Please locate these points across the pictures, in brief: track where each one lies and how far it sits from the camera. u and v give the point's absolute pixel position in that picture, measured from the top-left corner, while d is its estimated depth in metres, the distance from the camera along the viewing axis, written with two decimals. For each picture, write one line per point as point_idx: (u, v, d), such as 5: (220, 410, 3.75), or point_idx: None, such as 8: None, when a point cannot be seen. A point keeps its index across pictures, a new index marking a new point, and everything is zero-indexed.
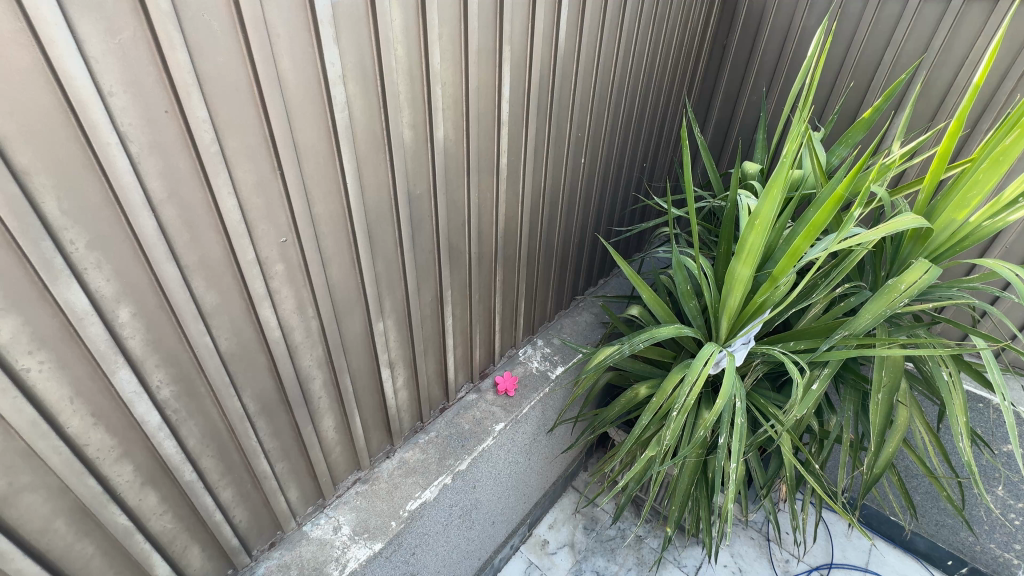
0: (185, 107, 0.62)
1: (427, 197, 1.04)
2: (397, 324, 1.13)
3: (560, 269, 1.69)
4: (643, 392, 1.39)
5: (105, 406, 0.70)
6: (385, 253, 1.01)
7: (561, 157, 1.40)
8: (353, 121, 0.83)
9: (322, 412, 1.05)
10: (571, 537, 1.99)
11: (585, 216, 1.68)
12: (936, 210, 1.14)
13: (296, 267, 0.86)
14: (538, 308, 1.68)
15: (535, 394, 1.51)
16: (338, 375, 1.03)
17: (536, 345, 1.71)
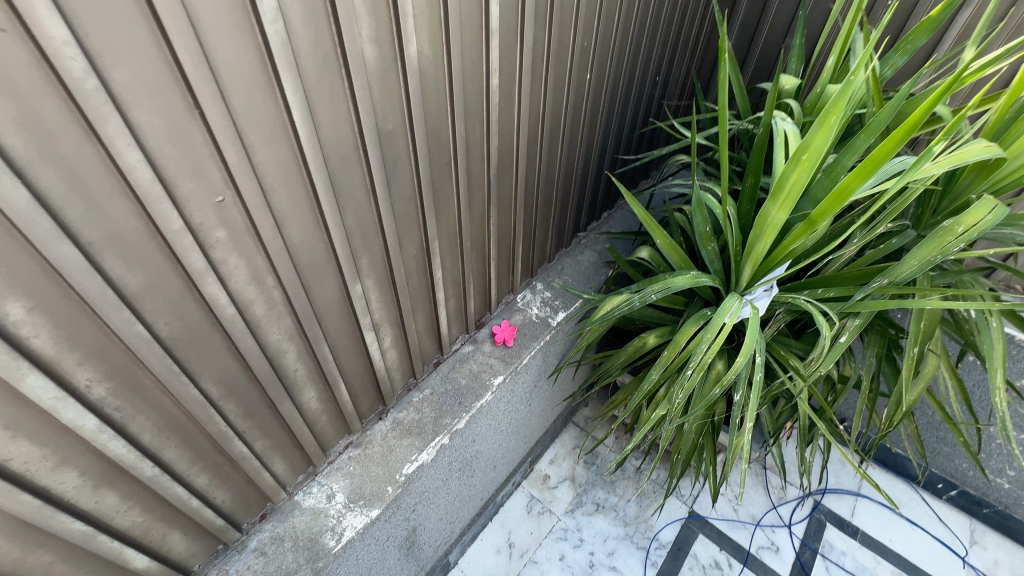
0: (33, 25, 0.43)
1: (401, 133, 0.85)
2: (378, 284, 0.99)
3: (561, 204, 1.51)
4: (651, 341, 1.30)
5: (24, 416, 0.58)
6: (355, 205, 0.84)
7: (563, 74, 1.18)
8: (293, 37, 0.62)
9: (300, 385, 0.94)
10: (571, 471, 2.01)
11: (590, 142, 1.47)
12: (1010, 133, 0.95)
13: (243, 231, 0.70)
14: (537, 249, 1.53)
15: (535, 344, 1.41)
16: (314, 346, 0.91)
17: (536, 289, 1.58)
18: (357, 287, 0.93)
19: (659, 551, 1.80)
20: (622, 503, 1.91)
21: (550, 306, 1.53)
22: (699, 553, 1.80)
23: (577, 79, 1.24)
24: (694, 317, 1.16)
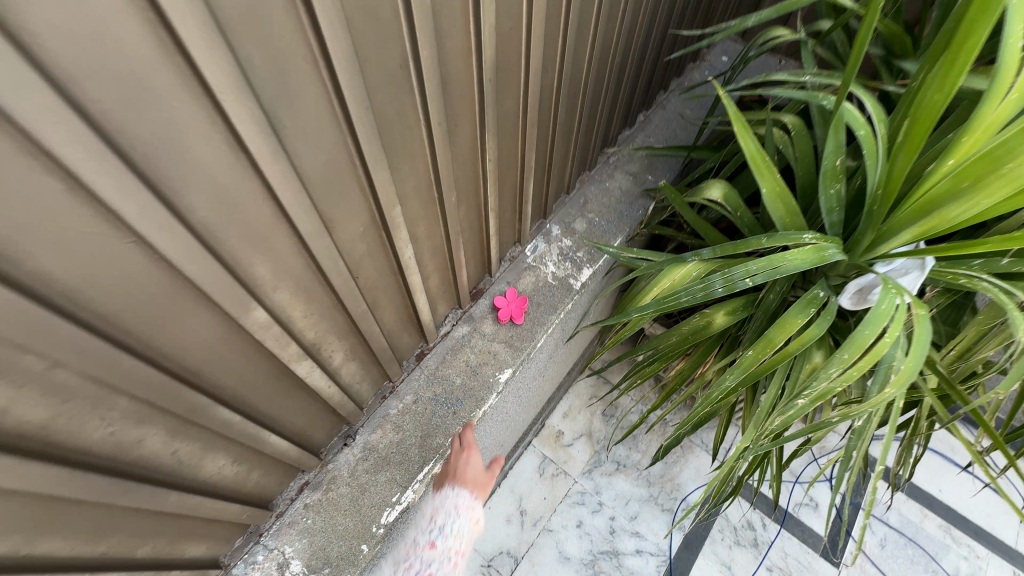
0: None
1: (285, 10, 0.38)
2: (299, 295, 0.58)
3: (588, 112, 1.03)
4: (719, 321, 0.92)
5: None
6: (211, 176, 0.41)
7: None
8: None
9: (193, 462, 0.58)
10: (588, 426, 1.77)
11: (635, 8, 0.94)
12: None
13: None
14: (554, 180, 1.08)
15: (553, 319, 1.04)
16: (200, 416, 0.53)
17: (552, 235, 1.15)
18: (258, 312, 0.52)
19: (687, 513, 1.62)
20: (645, 461, 1.70)
21: (571, 260, 1.12)
22: (730, 513, 1.63)
23: None
24: (802, 301, 0.77)
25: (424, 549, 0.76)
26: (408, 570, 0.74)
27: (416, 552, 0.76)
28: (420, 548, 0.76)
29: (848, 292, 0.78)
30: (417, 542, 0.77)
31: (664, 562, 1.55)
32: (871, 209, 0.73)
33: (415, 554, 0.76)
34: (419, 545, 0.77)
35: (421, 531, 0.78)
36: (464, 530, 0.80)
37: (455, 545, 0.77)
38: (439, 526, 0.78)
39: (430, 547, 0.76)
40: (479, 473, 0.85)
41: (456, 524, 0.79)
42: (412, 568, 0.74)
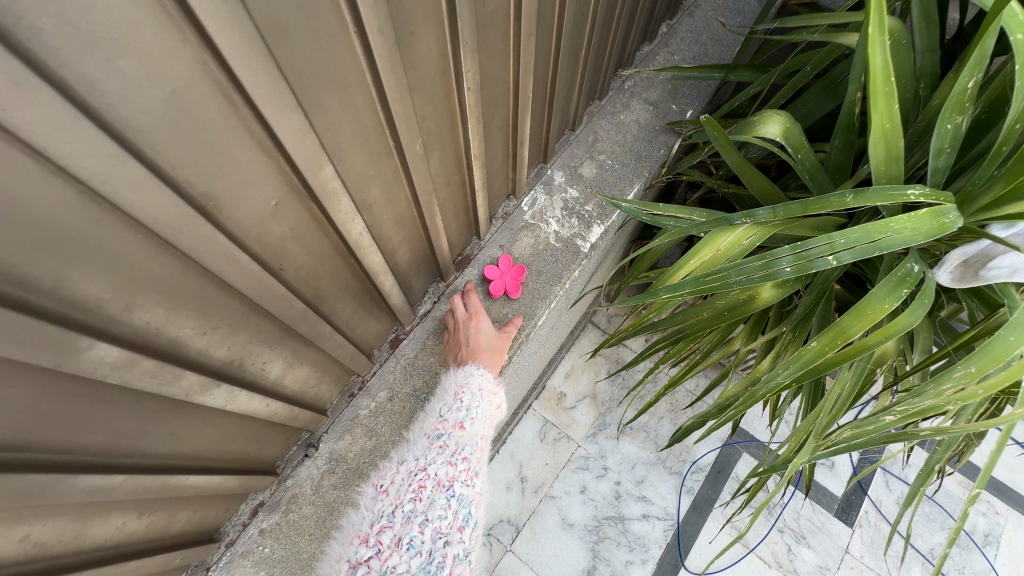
0: None
1: None
2: (183, 309, 0.38)
3: (602, 18, 0.77)
4: (767, 297, 0.73)
5: None
6: None
7: None
8: None
9: (66, 539, 0.42)
10: (592, 387, 1.64)
11: None
12: None
13: None
14: (557, 113, 0.84)
15: (556, 291, 0.85)
16: (48, 496, 0.36)
17: (554, 183, 0.93)
18: (104, 350, 0.33)
19: (697, 475, 1.54)
20: (653, 423, 1.60)
21: (577, 216, 0.90)
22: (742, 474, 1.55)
23: None
24: (889, 279, 0.58)
25: (454, 427, 0.66)
26: (441, 449, 0.63)
27: (444, 429, 0.65)
28: (449, 427, 0.66)
29: (949, 264, 0.60)
30: (445, 420, 0.66)
31: (671, 527, 1.48)
32: (997, 153, 0.53)
33: (444, 432, 0.65)
34: (446, 423, 0.66)
35: (447, 410, 0.68)
36: (489, 414, 0.70)
37: (482, 429, 0.68)
38: (467, 406, 0.68)
39: (461, 428, 0.66)
40: (498, 339, 0.74)
41: (481, 404, 0.70)
42: (446, 445, 0.64)
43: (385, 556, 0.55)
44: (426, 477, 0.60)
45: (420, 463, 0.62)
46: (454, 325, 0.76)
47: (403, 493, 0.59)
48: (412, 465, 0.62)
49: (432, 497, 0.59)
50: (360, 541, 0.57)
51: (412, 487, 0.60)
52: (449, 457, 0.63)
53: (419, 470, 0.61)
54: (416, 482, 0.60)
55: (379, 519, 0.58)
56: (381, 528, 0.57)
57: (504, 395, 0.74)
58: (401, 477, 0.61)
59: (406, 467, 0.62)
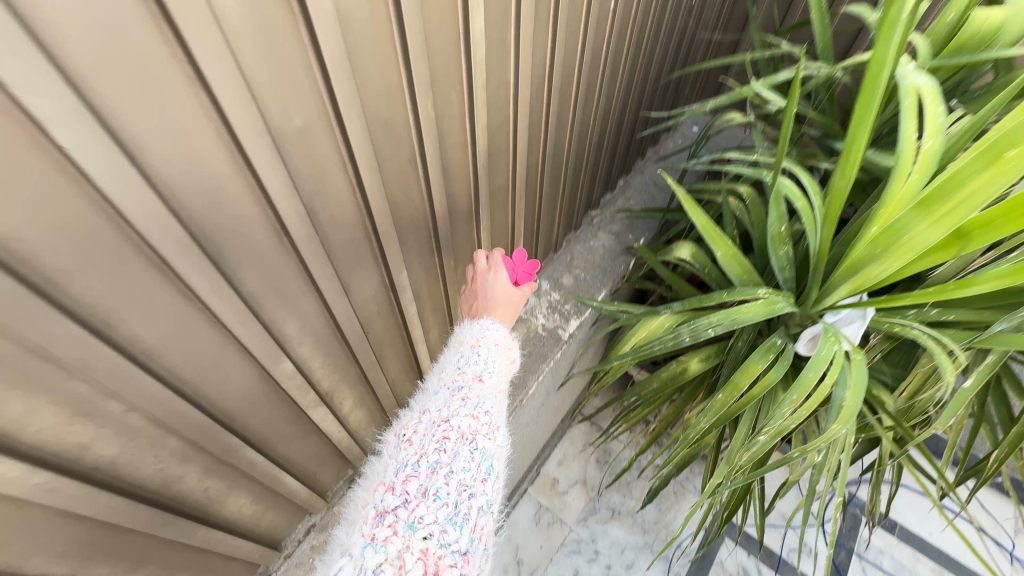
0: None
1: (323, 130, 0.51)
2: (321, 349, 0.68)
3: (570, 185, 1.17)
4: (694, 368, 1.01)
5: None
6: (257, 256, 0.51)
7: (579, 5, 0.81)
8: None
9: (219, 500, 0.66)
10: (583, 473, 1.81)
11: (609, 95, 1.10)
12: None
13: (27, 359, 0.38)
14: (542, 240, 1.20)
15: (544, 367, 1.13)
16: (230, 456, 0.62)
17: (541, 289, 1.26)
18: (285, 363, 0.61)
19: (682, 561, 1.63)
20: (639, 508, 1.73)
21: (560, 312, 1.22)
22: (725, 560, 1.64)
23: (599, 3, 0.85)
24: (760, 349, 0.87)
25: (473, 380, 0.72)
26: (463, 400, 0.68)
27: (463, 381, 0.71)
28: (468, 379, 0.72)
29: (804, 340, 0.88)
30: (463, 372, 0.73)
31: None
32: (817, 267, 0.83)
33: (463, 383, 0.71)
34: (464, 376, 0.72)
35: (464, 363, 0.74)
36: (502, 367, 0.77)
37: (497, 381, 0.74)
38: (483, 361, 0.75)
39: (479, 381, 0.72)
40: (513, 295, 0.84)
41: (496, 357, 0.76)
42: (467, 398, 0.69)
43: (412, 506, 0.57)
44: (449, 428, 0.65)
45: (443, 414, 0.67)
46: (475, 278, 0.88)
47: (428, 442, 0.63)
48: (435, 415, 0.67)
49: (457, 448, 0.63)
50: (386, 491, 0.60)
51: (436, 437, 0.64)
52: (471, 409, 0.68)
53: (443, 421, 0.65)
54: (440, 431, 0.64)
55: (404, 469, 0.62)
56: (407, 476, 0.60)
57: (515, 349, 0.82)
58: (425, 427, 0.65)
59: (428, 417, 0.67)
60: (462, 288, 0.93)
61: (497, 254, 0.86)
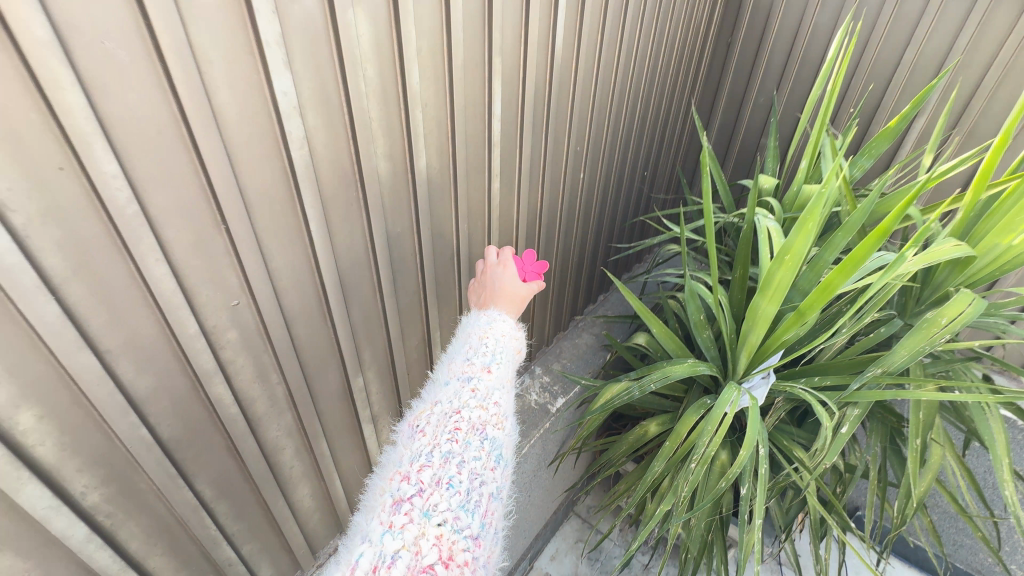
0: (87, 161, 0.48)
1: (409, 235, 0.91)
2: (379, 376, 1.00)
3: (558, 293, 1.57)
4: (653, 430, 1.26)
5: (11, 528, 0.56)
6: (361, 300, 0.88)
7: (559, 175, 1.30)
8: (316, 158, 0.69)
9: (294, 481, 0.92)
10: (574, 568, 1.88)
11: (585, 233, 1.57)
12: (975, 233, 1.04)
13: (254, 333, 0.72)
14: (536, 333, 1.56)
15: (534, 432, 1.40)
16: (312, 441, 0.90)
17: (534, 374, 1.58)
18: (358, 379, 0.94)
19: None
20: None
21: (549, 391, 1.53)
22: None
23: (572, 176, 1.35)
24: (695, 404, 1.16)
25: (481, 371, 0.77)
26: (472, 392, 0.75)
27: (473, 374, 0.77)
28: (477, 371, 0.77)
29: None
30: (472, 364, 0.78)
31: None
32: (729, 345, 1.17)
33: (472, 376, 0.76)
34: (473, 368, 0.77)
35: (473, 355, 0.80)
36: (510, 356, 0.82)
37: (505, 371, 0.79)
38: (491, 353, 0.79)
39: (487, 372, 0.77)
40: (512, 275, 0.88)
41: (503, 348, 0.80)
42: (477, 389, 0.75)
43: (426, 494, 0.65)
44: (460, 420, 0.71)
45: (454, 406, 0.73)
46: (486, 271, 0.94)
47: (439, 434, 0.70)
48: (446, 407, 0.73)
49: (467, 439, 0.70)
50: (403, 480, 0.67)
51: (449, 428, 0.70)
52: (481, 400, 0.74)
53: (454, 413, 0.72)
54: (452, 423, 0.71)
55: (418, 459, 0.69)
56: (422, 466, 0.67)
57: (522, 339, 0.86)
58: (437, 418, 0.72)
59: (440, 408, 0.74)
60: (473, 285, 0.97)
61: (508, 250, 0.93)
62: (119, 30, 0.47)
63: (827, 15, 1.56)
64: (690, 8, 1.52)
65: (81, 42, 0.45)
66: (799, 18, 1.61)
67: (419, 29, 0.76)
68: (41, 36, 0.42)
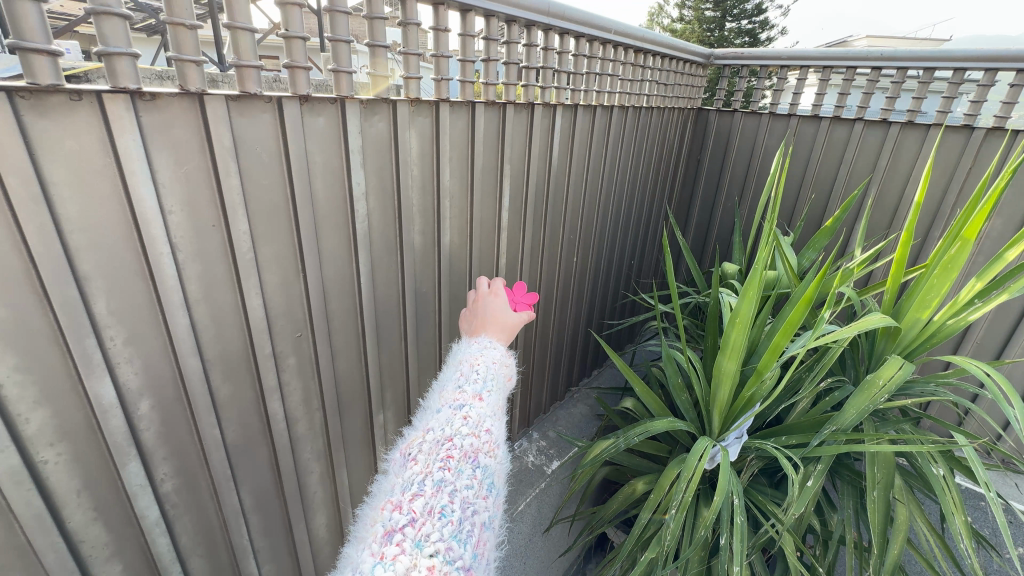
0: (231, 221, 0.72)
1: (431, 295, 1.14)
2: (395, 416, 1.16)
3: (554, 363, 1.75)
4: (640, 488, 1.34)
5: (108, 499, 0.70)
6: (390, 345, 1.08)
7: (556, 258, 1.55)
8: (371, 229, 0.94)
9: (314, 506, 1.03)
10: None
11: (579, 310, 1.79)
12: (901, 309, 1.24)
13: (307, 362, 0.91)
14: (533, 400, 1.71)
15: (530, 490, 1.54)
16: (335, 468, 1.04)
17: (533, 438, 1.74)
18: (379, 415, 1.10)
19: None
20: None
21: (546, 454, 1.68)
22: None
23: (567, 260, 1.60)
24: (676, 460, 1.28)
25: (474, 398, 0.63)
26: (465, 418, 0.60)
27: (464, 399, 0.63)
28: (469, 397, 0.63)
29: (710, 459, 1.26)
30: (464, 390, 0.64)
31: None
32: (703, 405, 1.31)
33: (464, 402, 0.62)
34: (465, 393, 0.63)
35: (464, 381, 0.65)
36: (502, 383, 0.68)
37: (499, 399, 0.66)
38: (483, 378, 0.66)
39: (480, 399, 0.63)
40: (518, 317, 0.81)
41: (496, 375, 0.68)
42: (469, 416, 0.61)
43: (418, 524, 0.52)
44: (453, 446, 0.57)
45: (446, 432, 0.59)
46: (479, 302, 0.82)
47: (431, 461, 0.56)
48: (437, 433, 0.59)
49: (460, 467, 0.56)
50: (392, 509, 0.54)
51: (440, 455, 0.56)
52: (473, 427, 0.60)
53: (447, 440, 0.58)
54: (443, 449, 0.57)
55: (409, 488, 0.55)
56: (412, 495, 0.54)
57: (515, 365, 0.73)
58: (428, 445, 0.58)
59: (432, 435, 0.59)
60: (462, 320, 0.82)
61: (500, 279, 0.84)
62: (266, 140, 0.73)
63: (775, 140, 1.93)
64: (662, 133, 1.89)
65: (244, 148, 0.71)
66: (752, 141, 1.99)
67: (453, 145, 1.05)
68: (225, 144, 0.68)
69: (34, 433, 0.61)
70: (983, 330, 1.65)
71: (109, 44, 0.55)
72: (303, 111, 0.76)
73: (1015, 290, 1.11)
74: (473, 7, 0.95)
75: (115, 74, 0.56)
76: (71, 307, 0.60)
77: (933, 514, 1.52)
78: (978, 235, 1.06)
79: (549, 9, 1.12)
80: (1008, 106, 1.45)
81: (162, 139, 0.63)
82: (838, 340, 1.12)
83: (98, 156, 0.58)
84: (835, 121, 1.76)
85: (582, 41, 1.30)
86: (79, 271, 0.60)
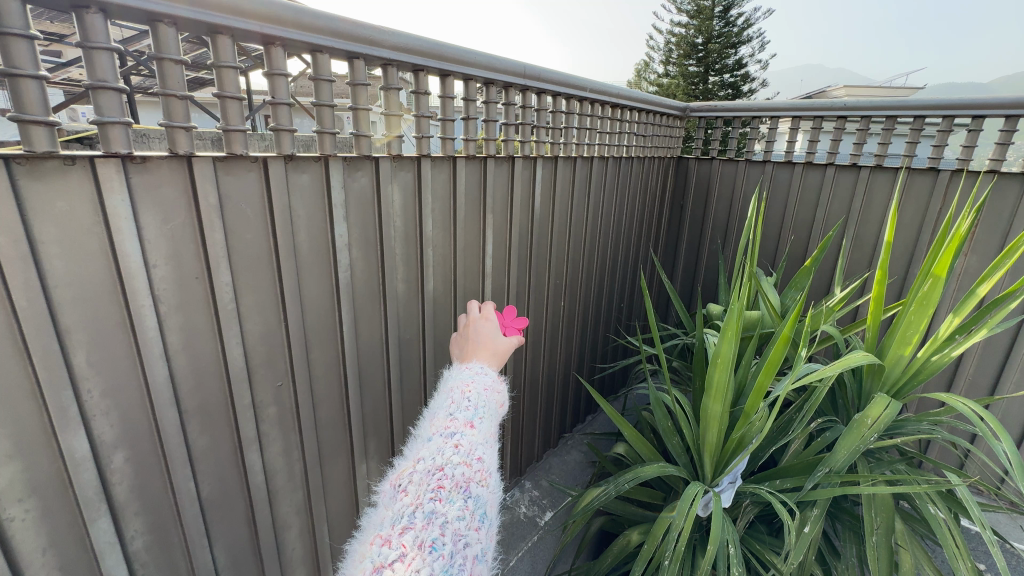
0: (213, 274, 0.75)
1: (415, 341, 1.15)
2: (379, 465, 1.15)
3: (545, 408, 1.73)
4: (635, 539, 1.29)
5: (74, 559, 0.68)
6: (373, 392, 1.08)
7: (544, 300, 1.57)
8: (354, 278, 0.96)
9: (293, 560, 1.01)
10: None
11: (569, 355, 1.79)
12: (884, 346, 1.23)
13: (288, 412, 0.91)
14: (525, 449, 1.68)
15: (524, 542, 1.49)
16: (315, 519, 1.02)
17: (524, 488, 1.70)
18: (362, 465, 1.10)
19: None
20: None
21: (538, 505, 1.64)
22: None
23: (554, 304, 1.62)
24: (669, 507, 1.24)
25: (465, 426, 0.62)
26: (455, 446, 0.59)
27: (456, 427, 0.62)
28: (460, 425, 0.62)
29: (704, 505, 1.21)
30: (455, 418, 0.63)
31: None
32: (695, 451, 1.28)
33: (455, 430, 0.62)
34: (456, 421, 0.62)
35: (455, 408, 0.64)
36: (495, 411, 0.68)
37: (491, 426, 0.65)
38: (474, 405, 0.65)
39: (472, 426, 0.62)
40: (501, 342, 0.81)
41: (487, 402, 0.67)
42: (459, 444, 0.60)
43: (408, 559, 0.49)
44: (443, 476, 0.56)
45: (437, 461, 0.58)
46: (467, 325, 0.82)
47: (422, 492, 0.54)
48: (428, 463, 0.58)
49: (450, 497, 0.54)
50: (382, 543, 0.52)
51: (431, 486, 0.55)
52: (464, 455, 0.59)
53: (437, 469, 0.57)
54: (434, 480, 0.56)
55: (399, 521, 0.53)
56: (402, 528, 0.52)
57: (508, 392, 0.73)
58: (419, 476, 0.57)
59: (423, 465, 0.58)
60: (453, 343, 0.84)
61: (491, 303, 0.85)
62: (251, 198, 0.77)
63: (751, 184, 2.01)
64: (643, 180, 1.97)
65: (229, 205, 0.75)
66: (732, 186, 2.07)
67: (434, 197, 1.10)
68: (211, 203, 0.72)
69: (3, 489, 0.60)
70: (973, 364, 1.65)
71: (104, 114, 0.60)
72: (288, 169, 0.81)
73: (993, 324, 1.12)
74: (451, 71, 1.03)
75: (108, 140, 0.61)
76: (50, 359, 0.61)
77: (942, 563, 1.46)
78: (948, 271, 1.09)
79: (525, 72, 1.20)
80: (968, 149, 1.52)
81: (151, 200, 0.66)
82: (822, 377, 1.11)
83: (87, 216, 0.61)
84: (807, 166, 1.84)
85: (559, 99, 1.38)
86: (61, 325, 0.62)
